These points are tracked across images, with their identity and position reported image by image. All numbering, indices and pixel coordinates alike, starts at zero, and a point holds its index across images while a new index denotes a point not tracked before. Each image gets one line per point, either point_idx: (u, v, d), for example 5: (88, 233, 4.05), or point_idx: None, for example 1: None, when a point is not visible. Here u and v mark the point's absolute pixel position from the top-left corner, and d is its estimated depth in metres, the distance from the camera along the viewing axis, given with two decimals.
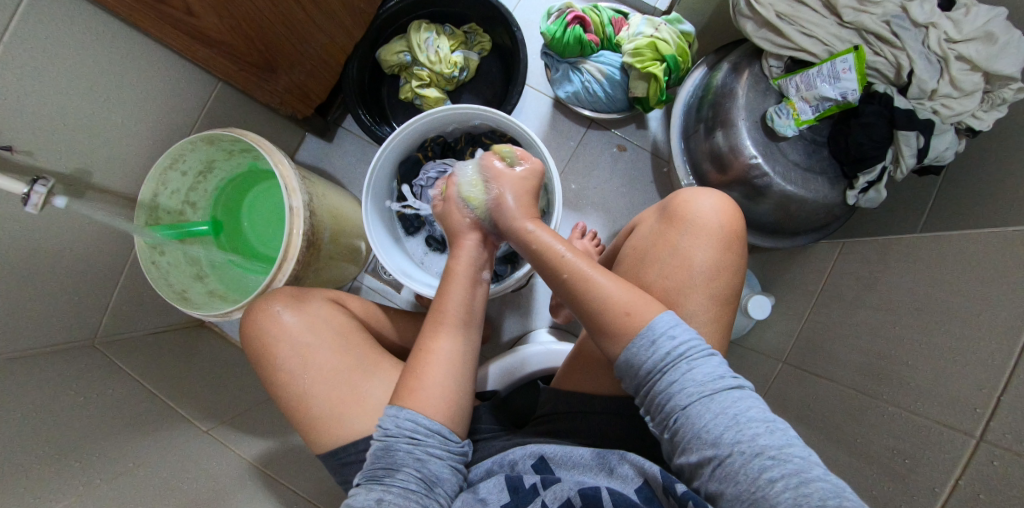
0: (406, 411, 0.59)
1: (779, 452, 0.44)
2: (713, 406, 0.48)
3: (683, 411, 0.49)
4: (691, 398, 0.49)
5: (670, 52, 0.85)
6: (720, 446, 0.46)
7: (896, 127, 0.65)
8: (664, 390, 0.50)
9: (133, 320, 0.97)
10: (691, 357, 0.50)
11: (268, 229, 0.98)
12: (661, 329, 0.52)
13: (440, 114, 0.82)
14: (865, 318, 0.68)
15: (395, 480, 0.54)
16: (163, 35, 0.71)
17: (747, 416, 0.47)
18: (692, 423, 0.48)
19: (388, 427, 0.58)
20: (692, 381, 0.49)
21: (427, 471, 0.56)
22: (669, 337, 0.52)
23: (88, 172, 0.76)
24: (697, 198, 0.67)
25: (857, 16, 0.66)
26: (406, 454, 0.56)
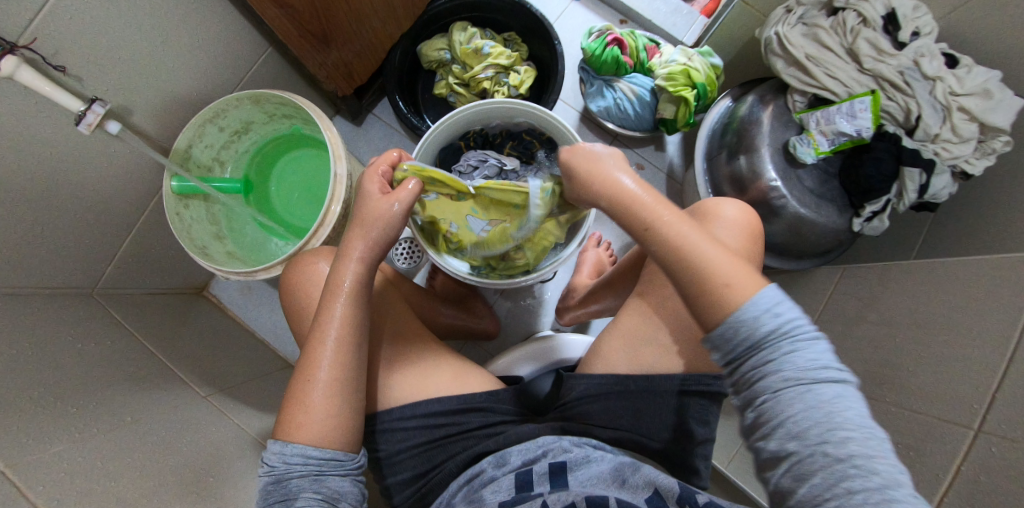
0: (294, 445, 0.53)
1: (869, 467, 0.38)
2: (804, 398, 0.41)
3: (774, 395, 0.42)
4: (785, 385, 0.42)
5: (701, 80, 0.94)
6: (802, 442, 0.40)
7: (902, 163, 0.73)
8: (753, 369, 0.44)
9: (136, 277, 0.93)
10: (798, 339, 0.43)
11: (295, 199, 0.97)
12: (762, 304, 0.44)
13: (491, 105, 0.85)
14: (866, 332, 0.75)
15: (293, 506, 0.49)
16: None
17: (847, 418, 0.40)
18: (783, 413, 0.42)
19: (275, 462, 0.53)
20: (793, 366, 0.42)
21: (325, 489, 0.52)
22: (773, 313, 0.44)
23: (130, 110, 0.74)
24: (724, 203, 0.72)
25: (876, 65, 0.74)
26: (301, 481, 0.51)
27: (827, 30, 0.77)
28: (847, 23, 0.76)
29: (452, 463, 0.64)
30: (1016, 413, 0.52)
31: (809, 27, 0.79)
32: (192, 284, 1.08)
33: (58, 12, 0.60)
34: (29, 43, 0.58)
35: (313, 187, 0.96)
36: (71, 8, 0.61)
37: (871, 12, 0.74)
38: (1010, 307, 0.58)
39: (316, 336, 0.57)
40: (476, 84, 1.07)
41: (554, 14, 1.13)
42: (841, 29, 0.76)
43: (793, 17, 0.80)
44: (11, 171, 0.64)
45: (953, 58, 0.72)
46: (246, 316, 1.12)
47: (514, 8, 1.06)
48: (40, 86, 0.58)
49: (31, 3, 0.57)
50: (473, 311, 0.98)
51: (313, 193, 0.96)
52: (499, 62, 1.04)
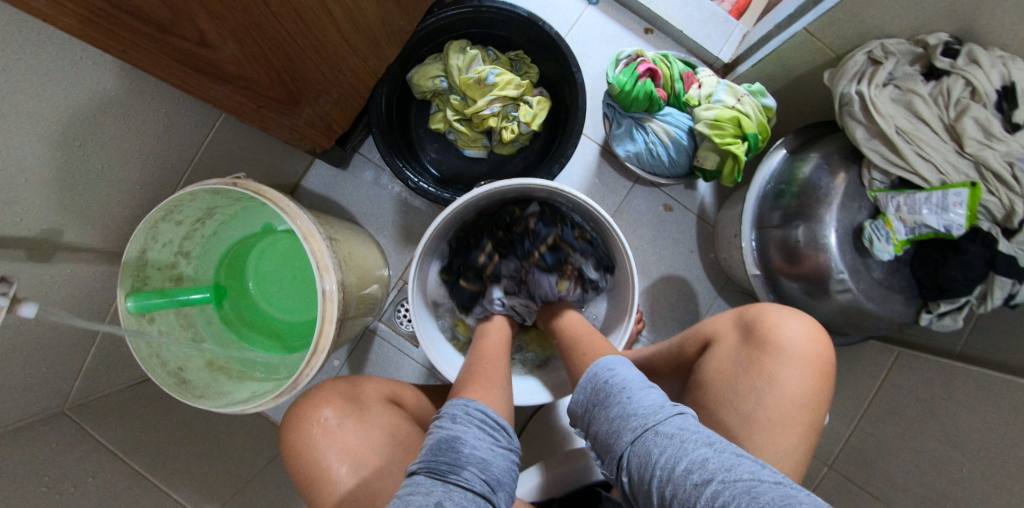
0: (440, 436, 0.51)
1: (728, 475, 0.42)
2: (655, 430, 0.48)
3: (631, 446, 0.49)
4: (636, 431, 0.49)
5: (752, 130, 0.79)
6: (672, 465, 0.44)
7: (995, 270, 0.63)
8: (613, 425, 0.52)
9: (108, 379, 0.82)
10: (630, 391, 0.53)
11: (279, 288, 0.84)
12: (605, 363, 0.59)
13: (508, 185, 0.71)
14: (926, 446, 0.69)
15: (461, 478, 0.47)
16: (164, 77, 0.54)
17: (688, 436, 0.47)
18: (643, 460, 0.47)
19: (422, 483, 0.46)
20: (633, 413, 0.51)
21: (492, 471, 0.49)
22: (610, 370, 0.58)
23: (61, 230, 0.59)
24: (787, 322, 0.63)
25: (981, 151, 0.61)
26: (467, 454, 0.49)
27: (925, 98, 0.64)
28: (951, 92, 0.62)
29: None
30: None
31: (902, 91, 0.65)
32: None
33: None
34: None
35: (300, 266, 0.82)
36: None
37: (984, 83, 0.60)
38: None
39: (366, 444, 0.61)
40: (479, 120, 0.89)
41: (567, 24, 0.93)
42: (944, 100, 0.63)
43: (882, 74, 0.66)
44: None
45: None
46: None
47: (522, 25, 0.87)
48: None
49: None
50: None
51: (300, 272, 0.83)
52: (507, 94, 0.87)
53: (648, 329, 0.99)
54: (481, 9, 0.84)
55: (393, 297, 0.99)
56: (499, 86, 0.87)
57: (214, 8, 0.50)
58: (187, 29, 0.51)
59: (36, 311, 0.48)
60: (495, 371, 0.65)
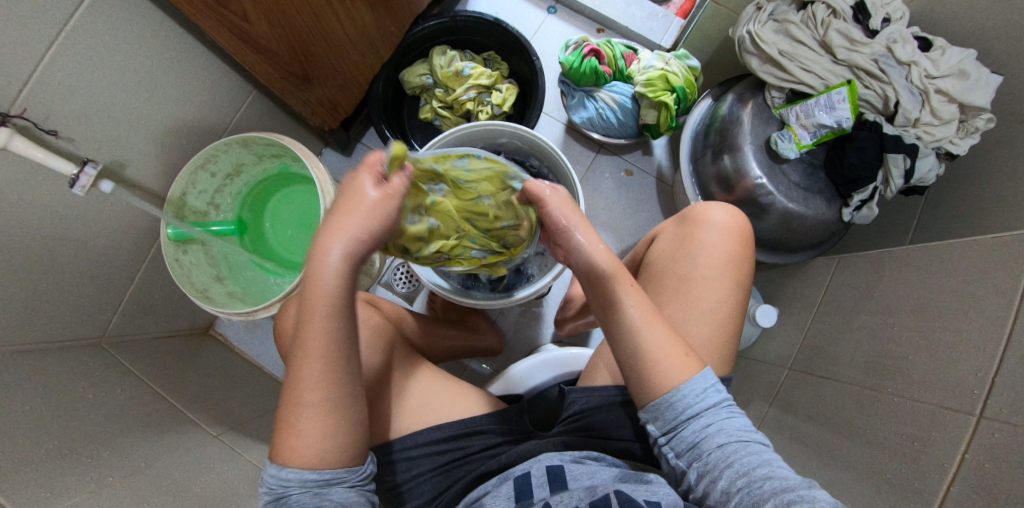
0: (290, 470, 0.49)
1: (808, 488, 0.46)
2: (746, 448, 0.51)
3: (718, 447, 0.51)
4: (728, 440, 0.51)
5: (679, 84, 0.95)
6: (759, 477, 0.48)
7: (886, 150, 0.73)
8: (699, 433, 0.53)
9: (141, 323, 0.95)
10: (728, 407, 0.54)
11: (288, 238, 0.98)
12: (708, 381, 0.54)
13: (472, 128, 0.87)
14: (864, 322, 0.74)
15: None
16: (204, 22, 0.73)
17: (772, 459, 0.50)
18: (727, 457, 0.50)
19: (274, 489, 0.50)
20: (731, 426, 0.53)
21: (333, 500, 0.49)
22: (715, 390, 0.54)
23: (124, 164, 0.77)
24: (713, 207, 0.73)
25: (849, 55, 0.74)
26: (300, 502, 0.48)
27: (798, 24, 0.77)
28: (817, 15, 0.76)
29: (460, 486, 0.65)
30: (1018, 395, 0.51)
31: (780, 23, 0.80)
32: (197, 325, 1.10)
33: (49, 78, 0.63)
34: (21, 112, 0.61)
35: (308, 220, 0.98)
36: (58, 73, 0.63)
37: (839, 3, 0.74)
38: (1002, 288, 0.58)
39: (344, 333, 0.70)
40: (459, 105, 1.09)
41: (531, 30, 1.14)
42: (812, 22, 0.77)
43: (762, 15, 0.81)
44: (13, 232, 0.66)
45: (926, 41, 0.73)
46: (254, 352, 1.14)
47: (491, 29, 1.08)
48: (36, 153, 0.60)
49: (22, 71, 0.60)
50: (475, 328, 0.99)
51: (308, 226, 0.98)
52: (480, 82, 1.07)
53: None
54: (457, 19, 1.07)
55: (390, 264, 1.13)
56: (474, 75, 1.07)
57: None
58: (237, 8, 0.71)
59: (111, 188, 0.70)
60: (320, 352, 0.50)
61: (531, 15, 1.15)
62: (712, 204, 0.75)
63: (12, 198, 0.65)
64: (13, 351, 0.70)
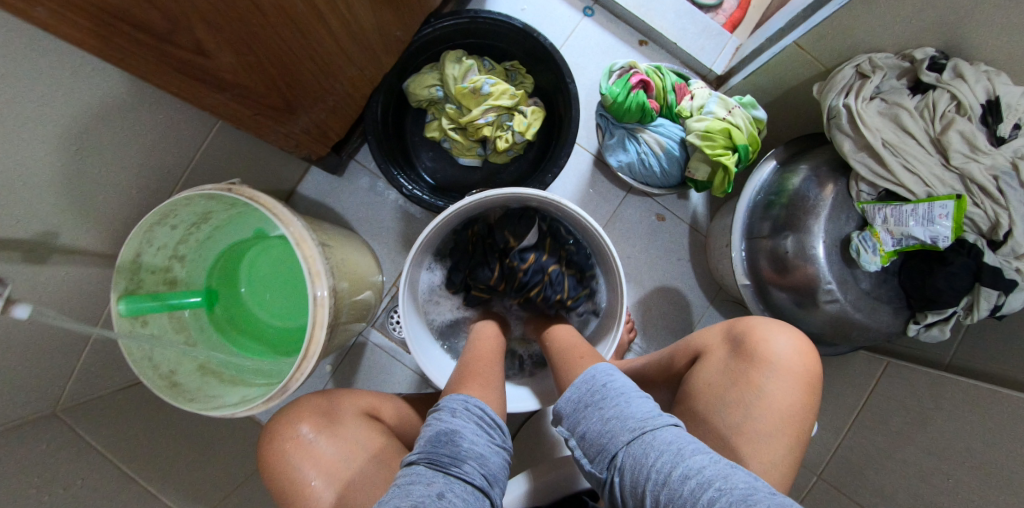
0: (476, 399, 0.57)
1: (723, 481, 0.42)
2: (649, 438, 0.47)
3: (625, 445, 0.48)
4: (633, 432, 0.49)
5: (743, 141, 0.80)
6: (663, 477, 0.44)
7: (981, 281, 0.64)
8: (603, 426, 0.51)
9: (100, 380, 0.82)
10: (628, 396, 0.53)
11: (269, 293, 0.84)
12: (601, 372, 0.57)
13: (499, 195, 0.72)
14: (913, 456, 0.69)
15: (461, 470, 0.48)
16: (153, 80, 0.54)
17: (683, 446, 0.46)
18: (633, 455, 0.47)
19: (455, 409, 0.55)
20: (630, 416, 0.50)
21: (489, 468, 0.50)
22: (608, 377, 0.56)
23: (57, 232, 0.60)
24: (774, 334, 0.60)
25: (966, 163, 0.62)
26: (471, 446, 0.51)
27: (911, 112, 0.64)
28: (936, 105, 0.63)
29: None
30: None
31: (889, 105, 0.66)
32: None
33: None
34: None
35: (294, 270, 0.83)
36: None
37: (969, 97, 0.60)
38: None
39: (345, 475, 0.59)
40: (474, 129, 0.91)
41: (562, 35, 0.94)
42: (929, 113, 0.64)
43: (869, 88, 0.66)
44: None
45: None
46: None
47: (518, 36, 0.88)
48: None
49: None
50: None
51: (293, 277, 0.83)
52: (501, 104, 0.89)
53: (640, 338, 1.00)
54: (477, 20, 0.86)
55: (387, 304, 1.00)
56: (493, 94, 0.88)
57: (217, 17, 0.51)
58: (186, 39, 0.51)
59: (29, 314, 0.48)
60: (484, 371, 0.66)
61: (563, 14, 0.94)
62: (777, 325, 0.62)
63: None
64: None
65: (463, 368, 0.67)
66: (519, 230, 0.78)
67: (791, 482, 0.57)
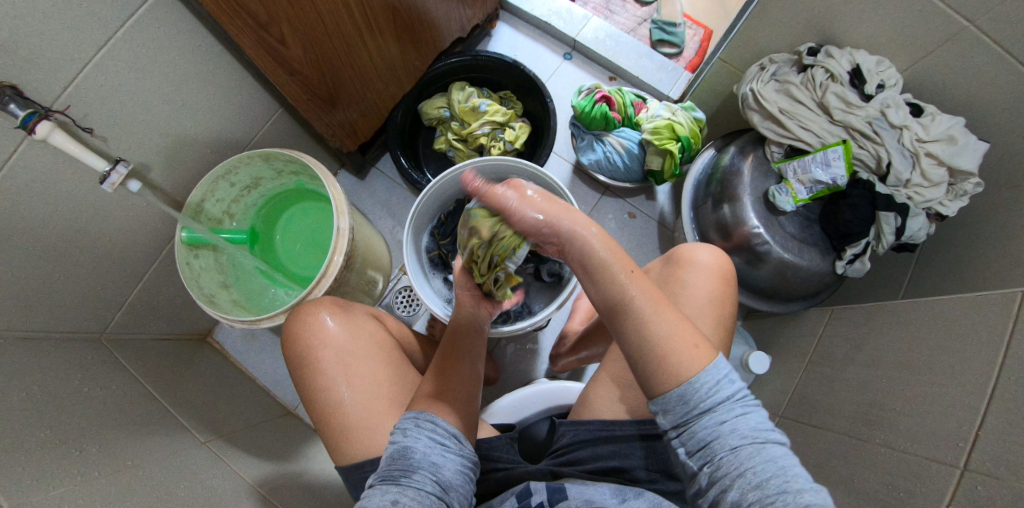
0: (425, 413, 0.60)
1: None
2: (762, 452, 0.47)
3: (731, 451, 0.47)
4: (744, 441, 0.47)
5: (685, 133, 1.00)
6: (763, 489, 0.44)
7: (878, 207, 0.76)
8: (711, 428, 0.49)
9: (142, 324, 0.96)
10: (745, 404, 0.50)
11: (297, 251, 1.02)
12: (722, 371, 0.50)
13: (486, 163, 0.92)
14: (856, 373, 0.75)
15: (411, 480, 0.52)
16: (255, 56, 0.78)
17: (794, 469, 0.46)
18: (741, 463, 0.46)
19: (409, 429, 0.58)
20: (744, 424, 0.48)
21: (442, 475, 0.54)
22: (728, 381, 0.51)
23: (150, 166, 0.80)
24: (697, 247, 0.76)
25: (845, 116, 0.79)
26: (424, 457, 0.55)
27: (798, 86, 0.82)
28: (816, 78, 0.81)
29: None
30: (1001, 450, 0.52)
31: (782, 84, 0.85)
32: (196, 331, 1.11)
33: (93, 79, 0.66)
34: (64, 108, 0.65)
35: (320, 236, 1.01)
36: (103, 78, 0.67)
37: (837, 68, 0.78)
38: (988, 344, 0.59)
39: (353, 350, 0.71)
40: (473, 139, 1.14)
41: (547, 73, 1.21)
42: (812, 84, 0.81)
43: (766, 74, 0.86)
44: (32, 220, 0.69)
45: (918, 107, 0.77)
46: (249, 364, 1.14)
47: (509, 70, 1.14)
48: (74, 148, 0.63)
49: (69, 72, 0.63)
50: None
51: (318, 241, 1.01)
52: (495, 119, 1.12)
53: None
54: (477, 58, 1.13)
55: (393, 286, 1.15)
56: (490, 111, 1.12)
57: (293, 21, 0.75)
58: (275, 31, 0.74)
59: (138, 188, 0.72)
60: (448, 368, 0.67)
61: (548, 59, 1.23)
62: (704, 248, 0.76)
63: (40, 188, 0.68)
64: (18, 338, 0.71)
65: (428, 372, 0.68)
66: None
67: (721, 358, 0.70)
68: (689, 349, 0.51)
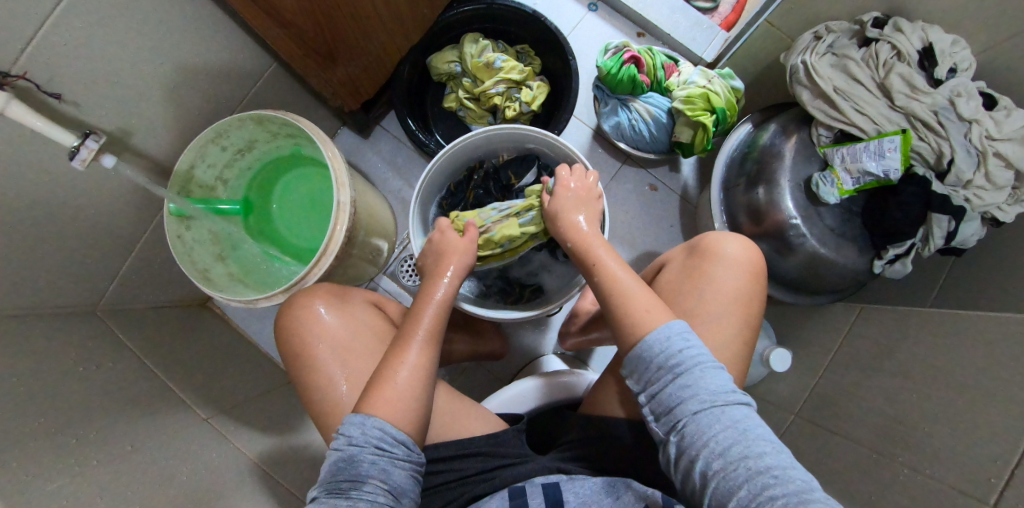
0: (375, 419, 0.53)
1: (783, 472, 0.43)
2: (720, 416, 0.47)
3: (693, 416, 0.48)
4: (704, 406, 0.48)
5: (720, 105, 0.90)
6: (723, 456, 0.45)
7: (931, 209, 0.70)
8: (675, 390, 0.50)
9: (139, 291, 0.92)
10: (705, 365, 0.50)
11: (296, 220, 0.95)
12: (677, 334, 0.52)
13: (501, 131, 0.83)
14: (881, 381, 0.72)
15: (362, 494, 0.49)
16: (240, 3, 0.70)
17: (752, 431, 0.46)
18: (701, 429, 0.47)
19: (352, 435, 0.52)
20: (704, 388, 0.49)
21: (394, 482, 0.51)
22: (684, 341, 0.52)
23: (131, 132, 0.73)
24: (724, 236, 0.68)
25: (908, 102, 0.70)
26: (372, 465, 0.51)
27: (857, 62, 0.73)
28: (879, 55, 0.72)
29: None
30: None
31: (839, 58, 0.75)
32: (195, 296, 1.08)
33: (53, 37, 0.57)
34: (24, 74, 0.56)
35: (318, 205, 0.94)
36: (66, 35, 0.58)
37: (906, 45, 0.69)
38: None
39: (348, 347, 0.67)
40: (486, 99, 1.04)
41: (569, 25, 1.09)
42: (873, 62, 0.72)
43: (821, 45, 0.76)
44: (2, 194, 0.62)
45: (991, 98, 0.68)
46: (252, 329, 1.12)
47: (527, 20, 1.02)
48: (34, 122, 0.55)
49: (23, 29, 0.54)
50: (481, 333, 0.96)
51: (317, 211, 0.94)
52: (511, 77, 1.01)
53: None
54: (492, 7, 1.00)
55: (398, 254, 1.10)
56: (506, 67, 1.01)
57: None
58: None
59: (112, 164, 0.64)
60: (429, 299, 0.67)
61: (570, 9, 1.09)
62: (732, 239, 0.68)
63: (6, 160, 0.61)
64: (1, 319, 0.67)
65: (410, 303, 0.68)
66: (521, 170, 0.90)
67: (747, 363, 0.63)
68: (644, 310, 0.56)
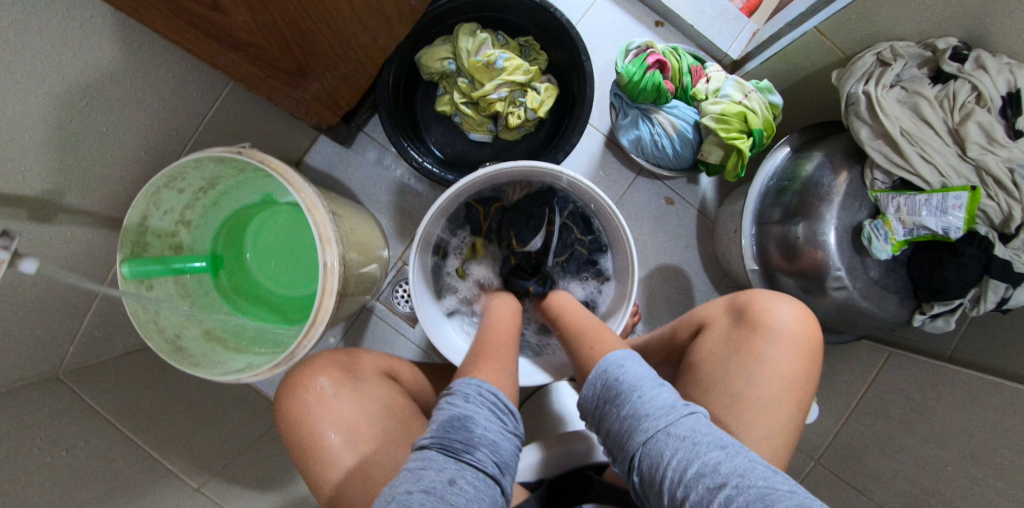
0: (487, 384, 0.54)
1: (738, 478, 0.41)
2: (667, 435, 0.46)
3: (643, 445, 0.47)
4: (649, 432, 0.47)
5: (758, 125, 0.80)
6: (676, 477, 0.43)
7: (989, 274, 0.64)
8: (621, 422, 0.50)
9: (107, 342, 0.80)
10: (643, 389, 0.51)
11: (276, 256, 0.84)
12: (611, 366, 0.55)
13: (513, 167, 0.71)
14: (913, 444, 0.70)
15: (475, 459, 0.46)
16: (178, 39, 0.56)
17: (699, 442, 0.45)
18: (651, 455, 0.46)
19: (467, 394, 0.52)
20: (644, 411, 0.49)
21: (501, 454, 0.48)
22: (620, 369, 0.54)
23: (63, 191, 0.58)
24: (776, 305, 0.63)
25: (982, 155, 0.62)
26: (484, 431, 0.49)
27: (930, 102, 0.65)
28: (957, 96, 0.64)
29: None
30: None
31: (908, 93, 0.67)
32: None
33: None
34: None
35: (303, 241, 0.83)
36: None
37: (990, 89, 0.61)
38: None
39: (366, 436, 0.60)
40: (486, 104, 0.90)
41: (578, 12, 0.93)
42: (949, 103, 0.64)
43: (890, 75, 0.66)
44: None
45: None
46: None
47: (531, 9, 0.86)
48: None
49: None
50: None
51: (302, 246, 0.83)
52: (515, 79, 0.87)
53: (643, 320, 1.00)
54: None
55: (392, 278, 1.00)
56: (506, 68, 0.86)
57: None
58: None
59: (36, 268, 0.47)
60: (500, 355, 0.62)
61: None
62: (788, 308, 0.63)
63: None
64: None
65: (476, 351, 0.63)
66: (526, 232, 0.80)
67: (791, 450, 0.60)
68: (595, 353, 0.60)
